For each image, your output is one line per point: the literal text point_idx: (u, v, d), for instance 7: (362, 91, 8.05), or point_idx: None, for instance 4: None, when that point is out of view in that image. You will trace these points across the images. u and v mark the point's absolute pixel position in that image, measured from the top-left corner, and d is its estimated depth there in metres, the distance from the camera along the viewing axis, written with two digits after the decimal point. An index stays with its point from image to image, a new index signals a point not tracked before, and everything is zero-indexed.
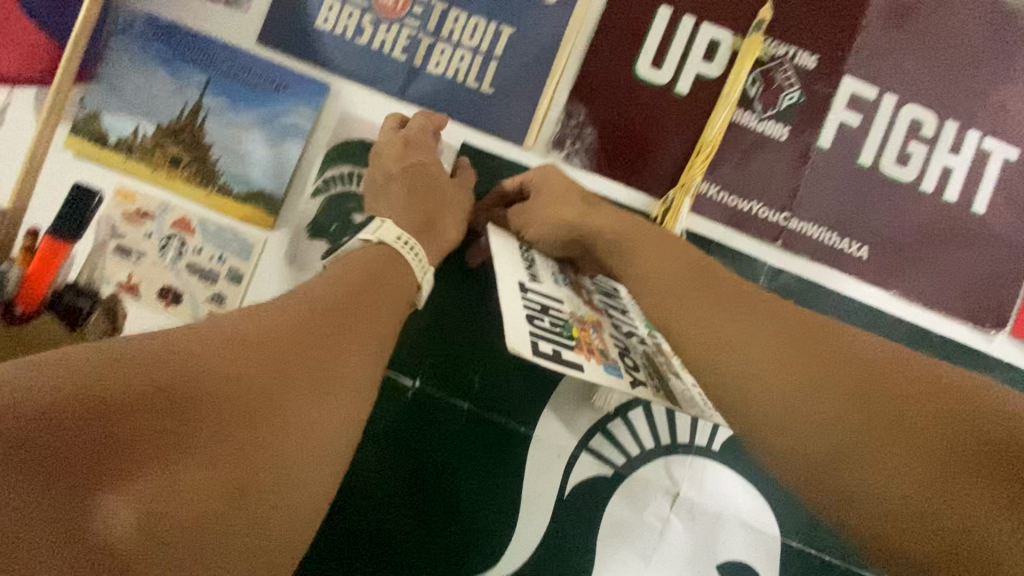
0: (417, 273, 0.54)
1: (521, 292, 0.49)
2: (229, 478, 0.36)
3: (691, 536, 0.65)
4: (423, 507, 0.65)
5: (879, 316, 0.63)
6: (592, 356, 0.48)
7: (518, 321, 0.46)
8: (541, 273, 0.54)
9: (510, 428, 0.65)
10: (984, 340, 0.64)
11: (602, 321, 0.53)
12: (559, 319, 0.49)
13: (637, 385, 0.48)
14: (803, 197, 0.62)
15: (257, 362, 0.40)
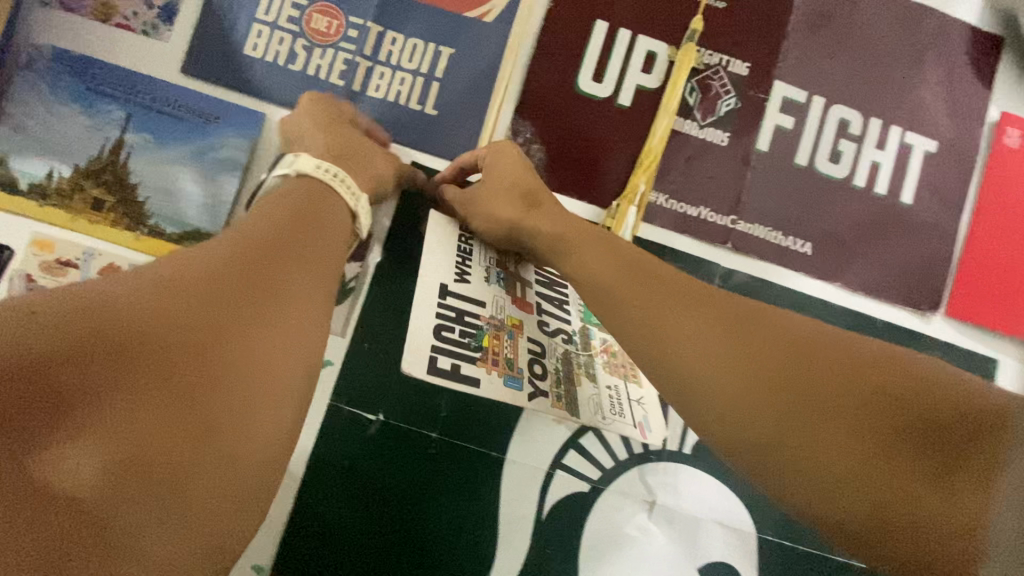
0: (351, 202, 0.47)
1: (438, 297, 0.49)
2: (184, 426, 0.29)
3: (670, 543, 0.58)
4: (380, 557, 0.55)
5: (830, 308, 0.61)
6: (497, 368, 0.49)
7: (419, 335, 0.46)
8: (474, 270, 0.52)
9: (483, 456, 0.57)
10: (923, 321, 0.63)
11: (526, 322, 0.52)
12: (471, 327, 0.49)
13: (538, 398, 0.49)
14: (748, 201, 0.61)
15: (194, 308, 0.32)
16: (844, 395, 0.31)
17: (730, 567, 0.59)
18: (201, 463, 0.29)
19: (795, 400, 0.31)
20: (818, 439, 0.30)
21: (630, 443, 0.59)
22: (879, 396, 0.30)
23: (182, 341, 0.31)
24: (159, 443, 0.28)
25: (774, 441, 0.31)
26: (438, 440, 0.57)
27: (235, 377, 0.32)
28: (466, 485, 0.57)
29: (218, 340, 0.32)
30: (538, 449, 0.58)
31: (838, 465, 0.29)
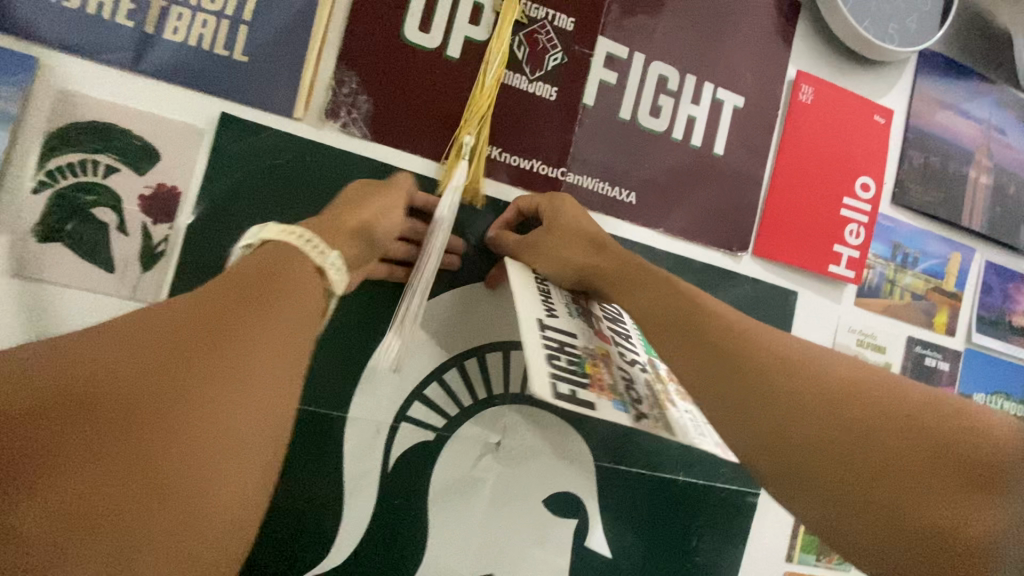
0: (313, 257, 0.40)
1: (540, 329, 0.50)
2: (169, 432, 0.28)
3: (516, 479, 0.62)
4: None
5: (651, 253, 0.67)
6: (607, 392, 0.49)
7: (538, 362, 0.47)
8: (558, 306, 0.55)
9: (321, 417, 0.56)
10: (734, 261, 0.70)
11: (610, 352, 0.55)
12: (575, 355, 0.50)
13: (643, 418, 0.48)
14: (576, 154, 0.64)
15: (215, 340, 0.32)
16: (878, 434, 0.36)
17: (572, 494, 0.64)
18: (184, 468, 0.28)
19: (852, 456, 0.36)
20: (874, 491, 0.35)
21: (476, 391, 0.61)
22: (921, 451, 0.35)
23: (149, 386, 0.29)
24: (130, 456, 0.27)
25: (859, 497, 0.35)
26: None
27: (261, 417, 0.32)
28: (311, 447, 0.55)
29: (200, 368, 0.31)
30: (381, 405, 0.58)
31: (901, 513, 0.34)
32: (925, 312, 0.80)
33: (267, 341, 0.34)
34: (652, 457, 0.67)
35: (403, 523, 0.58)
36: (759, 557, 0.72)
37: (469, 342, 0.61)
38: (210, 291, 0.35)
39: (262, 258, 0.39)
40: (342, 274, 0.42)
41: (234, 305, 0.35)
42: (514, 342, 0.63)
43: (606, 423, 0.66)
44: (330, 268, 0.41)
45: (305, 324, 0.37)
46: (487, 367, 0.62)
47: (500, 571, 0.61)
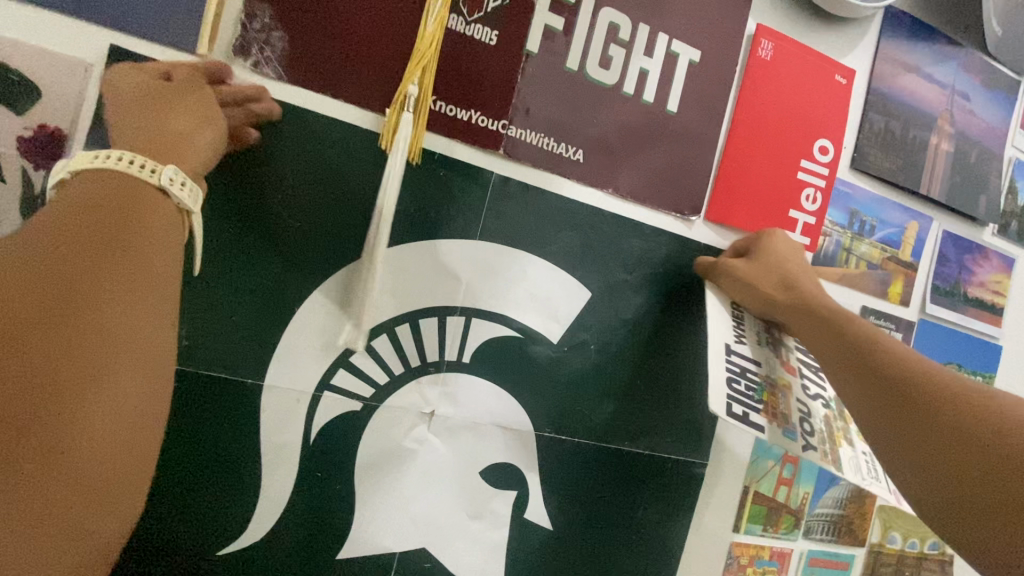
0: (150, 180, 0.38)
1: (725, 356, 0.60)
2: (34, 377, 0.28)
3: (452, 450, 0.59)
4: (145, 519, 0.49)
5: (599, 215, 0.63)
6: (773, 417, 0.60)
7: (719, 384, 0.58)
8: (749, 334, 0.64)
9: (232, 384, 0.52)
10: (686, 226, 0.67)
11: (793, 383, 0.65)
12: (753, 383, 0.61)
13: (808, 447, 0.60)
14: (519, 106, 0.59)
15: (62, 262, 0.31)
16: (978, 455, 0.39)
17: (510, 466, 0.61)
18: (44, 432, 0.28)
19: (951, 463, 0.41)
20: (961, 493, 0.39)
21: (407, 358, 0.57)
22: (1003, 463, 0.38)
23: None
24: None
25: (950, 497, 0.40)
26: (181, 374, 0.50)
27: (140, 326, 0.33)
28: (228, 420, 0.52)
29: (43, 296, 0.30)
30: (302, 372, 0.54)
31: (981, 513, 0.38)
32: (880, 282, 0.79)
33: (122, 260, 0.34)
34: (599, 429, 0.65)
35: (327, 496, 0.55)
36: (706, 528, 0.70)
37: (401, 308, 0.57)
38: (61, 218, 0.34)
39: (80, 189, 0.36)
40: (191, 189, 0.40)
41: (85, 230, 0.33)
42: (450, 308, 0.59)
43: (550, 393, 0.63)
44: (172, 186, 0.39)
45: (168, 256, 0.37)
46: (421, 334, 0.58)
47: (433, 546, 0.59)
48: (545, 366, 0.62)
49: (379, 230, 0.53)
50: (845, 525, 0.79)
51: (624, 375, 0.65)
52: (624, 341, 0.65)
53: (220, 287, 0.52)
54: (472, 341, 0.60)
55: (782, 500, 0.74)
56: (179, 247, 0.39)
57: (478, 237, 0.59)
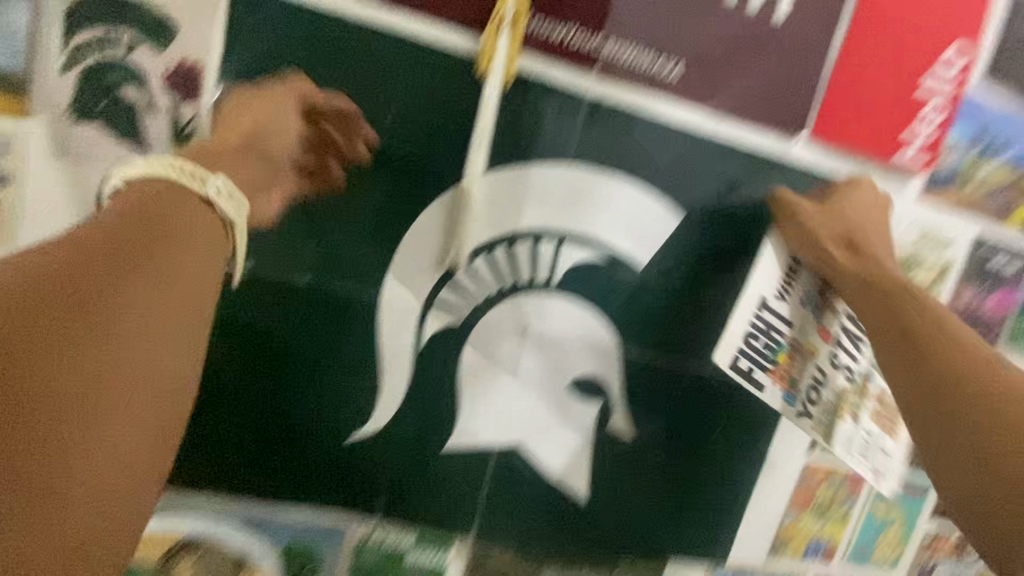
0: (196, 187, 0.44)
1: (757, 309, 0.62)
2: (71, 383, 0.34)
3: (543, 362, 0.64)
4: (252, 378, 0.58)
5: (694, 136, 0.62)
6: (780, 380, 0.63)
7: (734, 335, 0.62)
8: (795, 292, 0.65)
9: (353, 295, 0.59)
10: (786, 147, 0.64)
11: (822, 349, 0.65)
12: (776, 340, 0.63)
13: (802, 416, 0.63)
14: (616, 20, 0.57)
15: (97, 269, 0.37)
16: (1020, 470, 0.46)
17: (595, 380, 0.66)
18: (53, 424, 0.33)
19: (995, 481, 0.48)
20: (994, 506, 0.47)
21: (503, 279, 0.61)
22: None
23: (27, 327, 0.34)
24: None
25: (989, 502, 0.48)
26: (312, 286, 0.58)
27: (165, 333, 0.39)
28: (352, 326, 0.59)
29: (81, 303, 0.36)
30: (410, 287, 0.60)
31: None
32: (998, 209, 0.72)
33: (147, 260, 0.39)
34: (682, 349, 0.67)
35: (435, 396, 0.62)
36: (782, 448, 0.73)
37: (497, 230, 0.60)
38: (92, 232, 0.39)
39: (141, 192, 0.43)
40: (234, 195, 0.45)
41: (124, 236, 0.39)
42: (543, 232, 0.61)
43: (636, 315, 0.65)
44: (219, 197, 0.44)
45: (197, 244, 0.42)
46: (516, 255, 0.61)
47: (524, 444, 0.66)
48: (632, 289, 0.65)
49: (480, 151, 0.57)
50: None
51: (709, 300, 0.66)
52: (712, 265, 0.66)
53: (340, 210, 0.57)
54: (563, 263, 0.63)
55: None
56: (218, 266, 0.44)
57: (571, 162, 0.60)
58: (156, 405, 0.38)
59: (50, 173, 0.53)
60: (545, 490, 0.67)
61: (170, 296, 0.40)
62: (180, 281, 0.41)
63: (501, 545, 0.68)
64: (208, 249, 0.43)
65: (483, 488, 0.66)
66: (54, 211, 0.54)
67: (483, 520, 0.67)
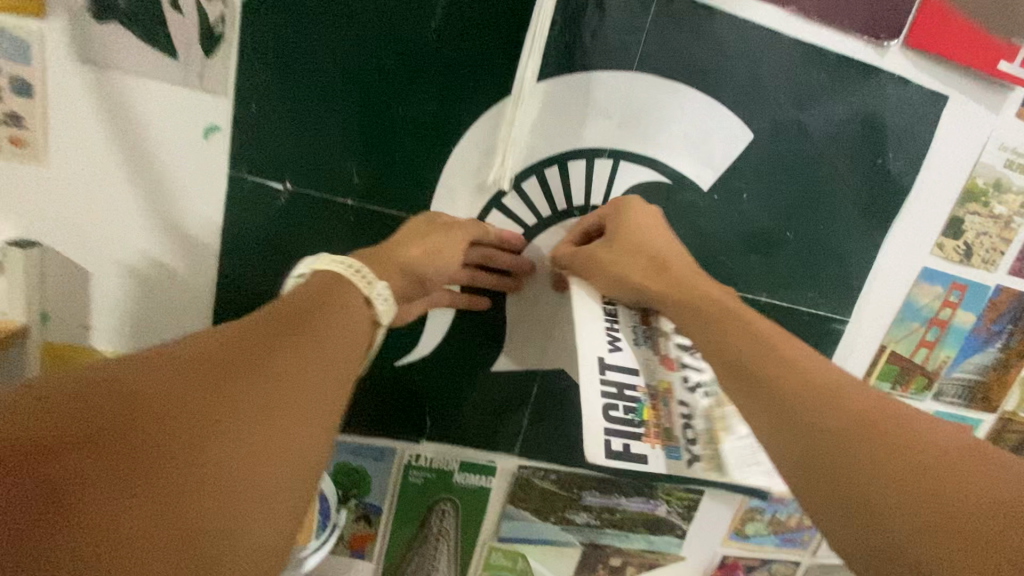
0: (362, 285, 0.43)
1: (599, 374, 0.50)
2: (225, 450, 0.29)
3: None
4: None
5: (773, 40, 0.55)
6: (658, 439, 0.51)
7: (592, 409, 0.50)
8: (625, 336, 0.53)
9: (399, 218, 0.56)
10: (877, 54, 0.57)
11: (671, 383, 0.53)
12: (633, 402, 0.51)
13: (694, 462, 0.53)
14: None
15: (254, 340, 0.34)
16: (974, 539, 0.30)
17: None
18: (212, 516, 0.28)
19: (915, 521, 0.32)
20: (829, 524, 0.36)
21: (555, 202, 0.58)
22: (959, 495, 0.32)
23: (190, 385, 0.30)
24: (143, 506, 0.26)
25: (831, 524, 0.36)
26: (357, 208, 0.55)
27: (295, 423, 0.32)
28: None
29: (235, 377, 0.32)
30: (458, 209, 0.57)
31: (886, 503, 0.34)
32: None
33: (301, 337, 0.36)
34: (738, 279, 0.63)
35: (481, 322, 0.61)
36: None
37: (550, 148, 0.56)
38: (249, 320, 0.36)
39: (297, 296, 0.40)
40: (389, 305, 0.44)
41: (281, 320, 0.36)
42: (600, 151, 0.57)
43: (692, 241, 0.61)
44: (378, 301, 0.43)
45: (346, 342, 0.38)
46: (569, 177, 0.57)
47: (569, 373, 0.65)
48: (690, 214, 0.60)
49: (529, 60, 0.52)
50: (980, 392, 0.74)
51: (772, 227, 0.62)
52: (779, 189, 0.61)
53: (383, 126, 0.53)
54: (619, 186, 0.58)
55: (919, 361, 0.71)
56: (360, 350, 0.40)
57: (634, 70, 0.54)
58: (275, 514, 0.30)
59: (75, 82, 0.49)
60: None
61: (317, 375, 0.35)
62: (330, 355, 0.37)
63: (542, 469, 0.69)
64: (344, 353, 0.38)
65: (525, 410, 0.66)
66: (83, 124, 0.51)
67: (524, 442, 0.67)
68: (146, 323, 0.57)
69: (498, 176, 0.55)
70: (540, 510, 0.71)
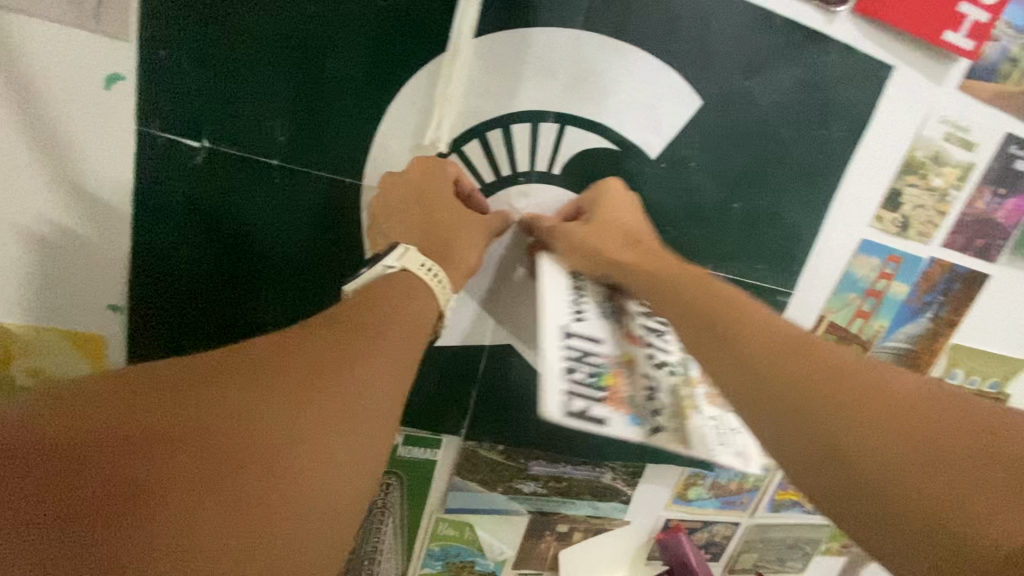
0: (432, 284, 0.48)
1: (562, 338, 0.51)
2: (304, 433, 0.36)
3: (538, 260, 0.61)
4: (221, 266, 0.53)
5: (723, 1, 0.53)
6: (621, 405, 0.51)
7: (553, 378, 0.49)
8: (587, 308, 0.55)
9: (331, 182, 0.52)
10: (825, 21, 0.56)
11: (636, 358, 0.55)
12: (594, 367, 0.51)
13: (657, 433, 0.51)
14: None
15: (326, 342, 0.40)
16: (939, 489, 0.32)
17: None
18: (272, 513, 0.34)
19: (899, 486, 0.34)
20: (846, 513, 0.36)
21: (497, 167, 0.56)
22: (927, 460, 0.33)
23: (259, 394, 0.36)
24: (216, 506, 0.32)
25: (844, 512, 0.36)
26: (283, 170, 0.51)
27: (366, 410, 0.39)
28: (330, 216, 0.53)
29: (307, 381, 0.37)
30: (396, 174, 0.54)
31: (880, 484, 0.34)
32: None
33: (370, 338, 0.42)
34: (684, 248, 0.63)
35: None
36: None
37: (492, 110, 0.53)
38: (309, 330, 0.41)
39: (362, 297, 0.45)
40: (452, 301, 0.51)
41: (347, 324, 0.42)
42: (544, 114, 0.54)
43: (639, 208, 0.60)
44: (443, 296, 0.49)
45: (409, 338, 0.44)
46: (513, 141, 0.55)
47: (515, 344, 0.64)
48: (638, 184, 0.59)
49: (466, 11, 0.49)
50: (910, 359, 0.77)
51: (718, 196, 0.61)
52: (727, 160, 0.60)
53: (310, 79, 0.49)
54: (564, 152, 0.56)
55: (855, 331, 0.73)
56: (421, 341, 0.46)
57: (580, 27, 0.52)
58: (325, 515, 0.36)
59: None
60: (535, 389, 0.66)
61: (382, 370, 0.41)
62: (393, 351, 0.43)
63: (490, 442, 0.68)
64: (409, 347, 0.44)
65: (473, 389, 0.65)
66: None
67: (471, 420, 0.66)
68: (54, 294, 0.52)
69: (435, 140, 0.52)
70: (488, 482, 0.71)
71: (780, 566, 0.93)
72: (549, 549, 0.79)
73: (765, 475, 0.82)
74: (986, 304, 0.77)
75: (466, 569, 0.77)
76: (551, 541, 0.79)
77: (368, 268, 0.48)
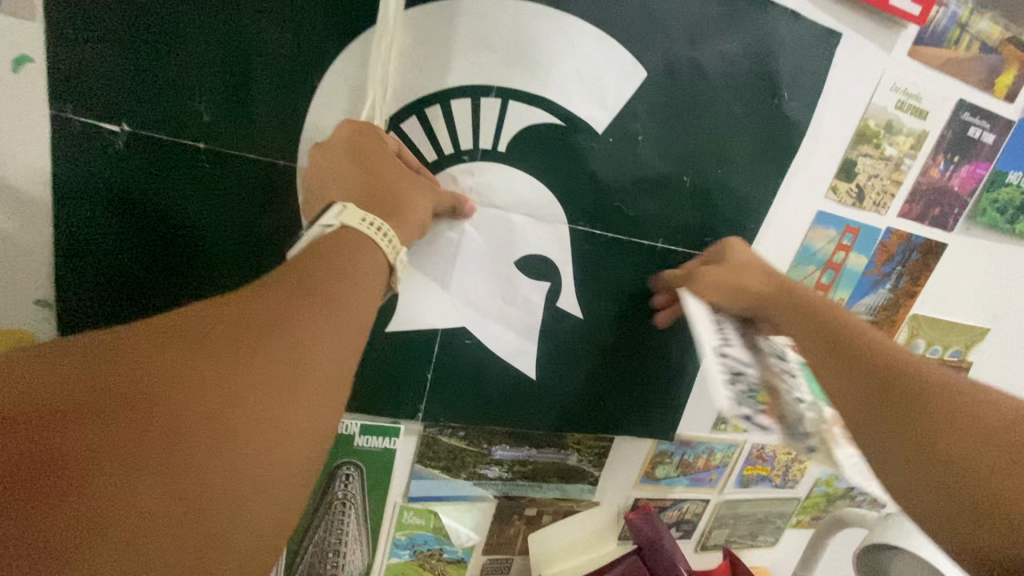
0: (377, 239, 0.45)
1: (713, 355, 0.51)
2: (247, 399, 0.32)
3: (487, 241, 0.59)
4: (151, 252, 0.51)
5: None
6: (777, 421, 0.49)
7: (716, 385, 0.48)
8: (731, 335, 0.56)
9: (262, 163, 0.50)
10: None
11: (782, 385, 0.55)
12: (750, 384, 0.51)
13: (813, 452, 0.48)
14: None
15: (269, 301, 0.37)
16: None
17: (544, 259, 0.61)
18: (199, 480, 0.30)
19: None
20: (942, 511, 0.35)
21: (439, 146, 0.54)
22: None
23: (189, 357, 0.32)
24: (153, 477, 0.29)
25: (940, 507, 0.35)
26: (210, 153, 0.49)
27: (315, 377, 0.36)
28: (264, 199, 0.51)
29: (246, 346, 0.34)
30: None
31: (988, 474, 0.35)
32: (990, 70, 0.65)
33: (312, 297, 0.38)
34: (636, 224, 0.62)
35: None
36: None
37: (429, 86, 0.51)
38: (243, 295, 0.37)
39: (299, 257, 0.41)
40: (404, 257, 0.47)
41: (284, 283, 0.38)
42: (483, 89, 0.53)
43: (589, 184, 0.59)
44: (391, 251, 0.46)
45: (357, 294, 0.41)
46: (454, 118, 0.53)
47: (469, 328, 0.62)
48: (586, 159, 0.58)
49: None
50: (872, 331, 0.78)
51: (670, 171, 0.60)
52: (677, 133, 0.59)
53: (232, 55, 0.47)
54: (508, 128, 0.55)
55: None
56: (373, 304, 0.43)
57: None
58: (265, 483, 0.32)
59: None
60: (494, 373, 0.65)
61: (331, 335, 0.38)
62: (341, 306, 0.39)
63: (449, 427, 0.67)
64: (358, 305, 0.40)
65: (428, 374, 0.63)
66: None
67: (427, 408, 0.65)
68: None
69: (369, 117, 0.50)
70: (450, 468, 0.71)
71: (752, 541, 0.93)
72: (518, 534, 0.79)
73: (732, 451, 0.82)
74: (943, 274, 0.77)
75: (433, 558, 0.76)
76: (520, 525, 0.78)
77: (311, 230, 0.44)
